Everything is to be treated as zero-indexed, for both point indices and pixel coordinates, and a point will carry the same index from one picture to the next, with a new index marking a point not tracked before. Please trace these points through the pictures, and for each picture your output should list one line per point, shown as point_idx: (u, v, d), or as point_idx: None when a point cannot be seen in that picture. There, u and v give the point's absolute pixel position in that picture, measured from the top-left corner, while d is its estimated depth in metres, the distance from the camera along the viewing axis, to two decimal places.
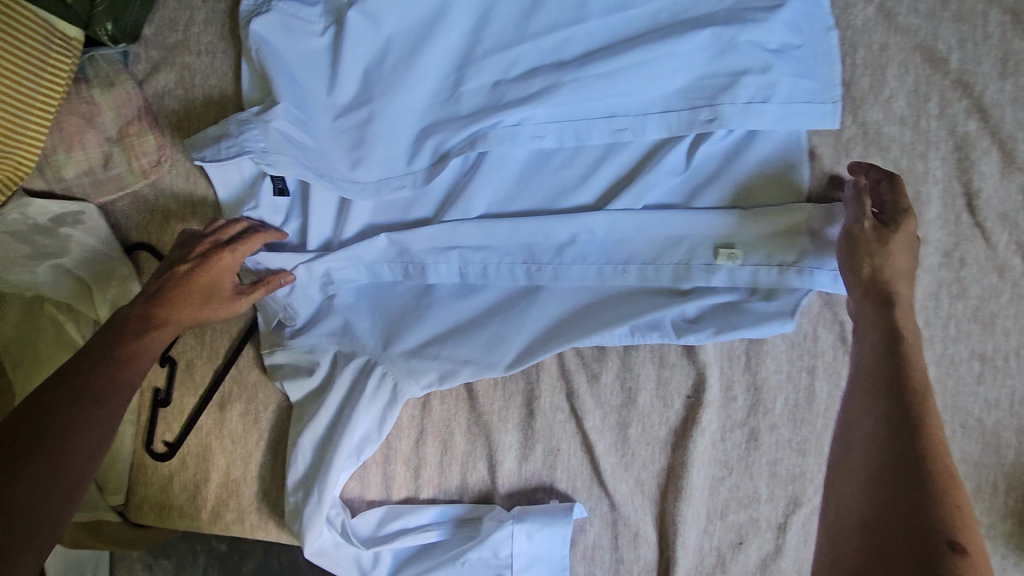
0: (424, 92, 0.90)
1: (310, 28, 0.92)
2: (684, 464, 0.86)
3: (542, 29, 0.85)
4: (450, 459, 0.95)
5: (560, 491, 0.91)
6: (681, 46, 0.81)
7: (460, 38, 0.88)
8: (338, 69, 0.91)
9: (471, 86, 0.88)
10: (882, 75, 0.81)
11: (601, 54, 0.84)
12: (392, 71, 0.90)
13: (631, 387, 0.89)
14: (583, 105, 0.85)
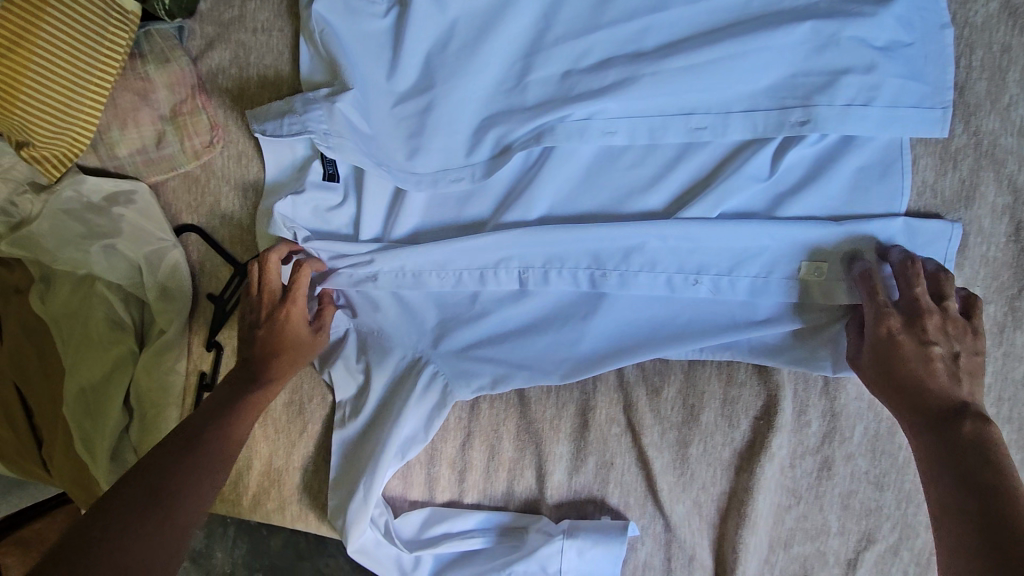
0: (488, 81, 0.85)
1: (372, 8, 0.87)
2: (749, 490, 0.81)
3: (620, 17, 0.79)
4: (498, 465, 0.91)
5: (611, 506, 0.87)
6: (777, 40, 0.74)
7: (529, 23, 0.82)
8: (399, 53, 0.86)
9: (538, 76, 0.83)
10: (1002, 79, 0.73)
11: (685, 46, 0.77)
12: (455, 56, 0.85)
13: (694, 405, 0.84)
14: (663, 101, 0.78)
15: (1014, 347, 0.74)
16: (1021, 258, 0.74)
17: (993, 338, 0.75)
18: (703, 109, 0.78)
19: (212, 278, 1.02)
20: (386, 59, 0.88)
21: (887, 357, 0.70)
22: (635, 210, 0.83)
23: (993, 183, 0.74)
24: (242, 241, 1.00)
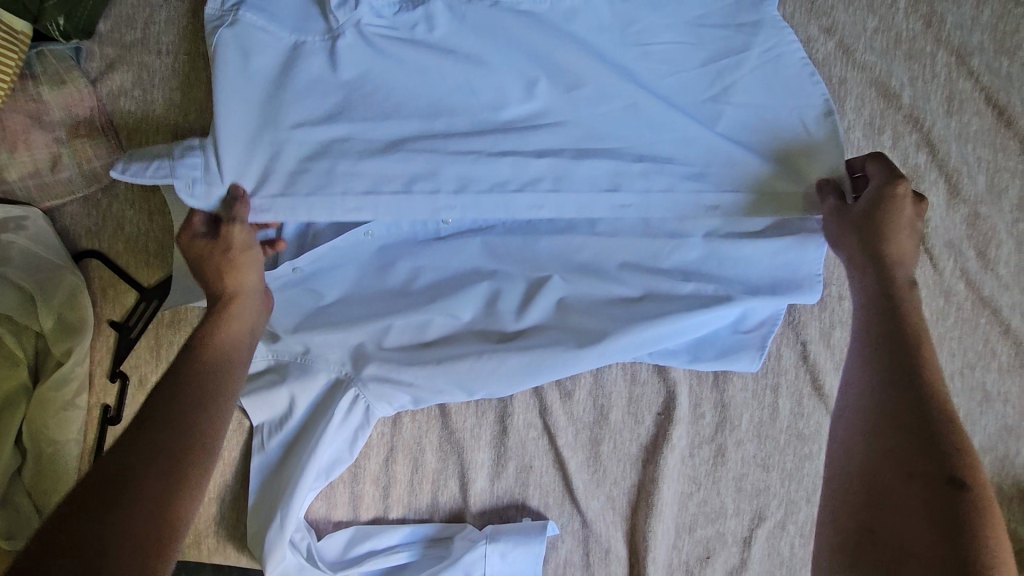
0: (407, 113, 0.83)
1: (285, 33, 0.81)
2: (654, 480, 0.88)
3: (535, 54, 0.83)
4: (422, 478, 0.93)
5: (532, 508, 0.91)
6: (669, 87, 0.84)
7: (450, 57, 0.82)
8: (316, 82, 0.82)
9: (457, 108, 0.84)
10: (841, 107, 0.86)
11: (594, 83, 0.83)
12: (374, 95, 0.83)
13: (603, 405, 0.90)
14: (568, 139, 0.84)
15: None
16: None
17: (848, 330, 0.86)
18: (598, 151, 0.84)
19: (114, 305, 0.98)
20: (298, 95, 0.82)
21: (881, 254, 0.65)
22: (546, 244, 0.88)
23: None
24: (147, 264, 0.97)
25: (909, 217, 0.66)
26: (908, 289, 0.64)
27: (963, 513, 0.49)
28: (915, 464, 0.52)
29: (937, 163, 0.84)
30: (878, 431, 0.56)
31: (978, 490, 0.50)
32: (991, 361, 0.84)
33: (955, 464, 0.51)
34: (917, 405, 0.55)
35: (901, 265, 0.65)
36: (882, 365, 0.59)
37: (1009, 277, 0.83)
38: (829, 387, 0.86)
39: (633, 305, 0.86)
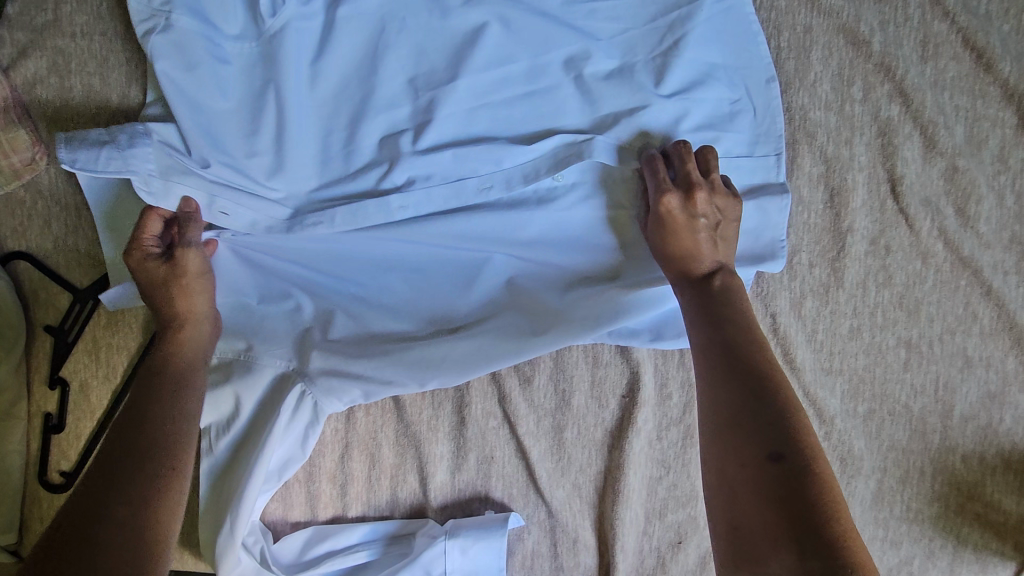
0: (349, 100, 0.84)
1: (226, 31, 0.81)
2: (621, 466, 0.84)
3: (467, 27, 0.82)
4: (380, 474, 0.88)
5: (496, 500, 0.87)
6: (609, 57, 0.80)
7: (389, 42, 0.83)
8: (263, 76, 0.82)
9: (398, 90, 0.84)
10: (807, 58, 0.79)
11: (534, 52, 0.81)
12: (308, 99, 0.84)
13: (565, 390, 0.85)
14: (503, 121, 0.83)
15: (839, 305, 0.81)
16: (838, 222, 0.80)
17: (821, 299, 0.81)
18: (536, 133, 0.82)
19: (48, 309, 0.92)
20: (240, 108, 0.83)
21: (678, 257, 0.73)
22: (489, 221, 0.83)
23: (808, 154, 0.80)
24: (78, 264, 0.91)
25: (685, 222, 0.73)
26: (700, 283, 0.71)
27: (788, 484, 0.55)
28: (748, 449, 0.58)
29: (912, 114, 0.77)
30: (718, 429, 0.61)
31: (795, 458, 0.56)
32: (972, 325, 0.79)
33: (778, 441, 0.57)
34: (745, 394, 0.61)
35: (674, 266, 0.73)
36: (714, 366, 0.65)
37: (991, 235, 0.78)
38: (801, 361, 0.81)
39: (590, 280, 0.82)
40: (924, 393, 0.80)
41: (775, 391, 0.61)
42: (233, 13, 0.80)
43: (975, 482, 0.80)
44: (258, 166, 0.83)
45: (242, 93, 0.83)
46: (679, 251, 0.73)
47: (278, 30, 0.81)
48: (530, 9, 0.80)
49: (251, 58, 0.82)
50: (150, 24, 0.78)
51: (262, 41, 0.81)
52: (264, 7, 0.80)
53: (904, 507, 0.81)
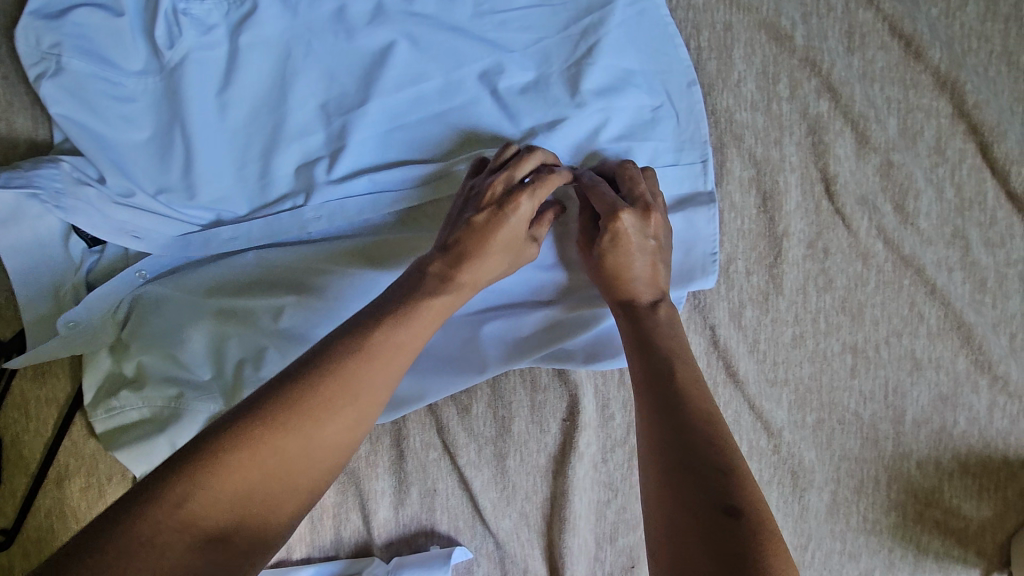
0: (261, 127, 0.81)
1: (124, 67, 0.78)
2: (566, 492, 0.81)
3: (374, 45, 0.78)
4: (322, 514, 0.85)
5: (442, 534, 0.84)
6: (523, 69, 0.77)
7: (295, 66, 0.79)
8: (168, 109, 0.79)
9: (308, 113, 0.80)
10: (729, 57, 0.76)
11: (447, 68, 0.78)
12: (216, 129, 0.80)
13: (504, 417, 0.82)
14: (420, 142, 0.79)
15: (780, 313, 0.77)
16: (773, 226, 0.76)
17: (760, 307, 0.77)
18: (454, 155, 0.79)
19: None
20: (147, 144, 0.79)
21: (614, 277, 0.68)
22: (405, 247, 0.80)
23: (737, 158, 0.76)
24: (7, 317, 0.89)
25: (637, 245, 0.67)
26: (648, 308, 0.67)
27: (743, 543, 0.48)
28: (698, 505, 0.51)
29: (841, 109, 0.74)
30: (664, 480, 0.55)
31: (749, 513, 0.50)
32: (919, 326, 0.75)
33: (732, 493, 0.51)
34: (693, 438, 0.55)
35: (617, 292, 0.68)
36: (654, 406, 0.59)
37: (932, 231, 0.74)
38: (744, 372, 0.78)
39: (523, 303, 0.78)
40: (874, 398, 0.77)
41: (721, 436, 0.56)
42: (129, 48, 0.78)
43: (932, 488, 0.77)
44: (170, 202, 0.80)
45: (149, 130, 0.79)
46: (624, 273, 0.67)
47: (178, 62, 0.78)
48: (436, 23, 0.77)
49: (153, 93, 0.79)
50: (42, 67, 0.76)
51: (162, 74, 0.79)
52: (161, 40, 0.77)
53: (860, 518, 0.78)
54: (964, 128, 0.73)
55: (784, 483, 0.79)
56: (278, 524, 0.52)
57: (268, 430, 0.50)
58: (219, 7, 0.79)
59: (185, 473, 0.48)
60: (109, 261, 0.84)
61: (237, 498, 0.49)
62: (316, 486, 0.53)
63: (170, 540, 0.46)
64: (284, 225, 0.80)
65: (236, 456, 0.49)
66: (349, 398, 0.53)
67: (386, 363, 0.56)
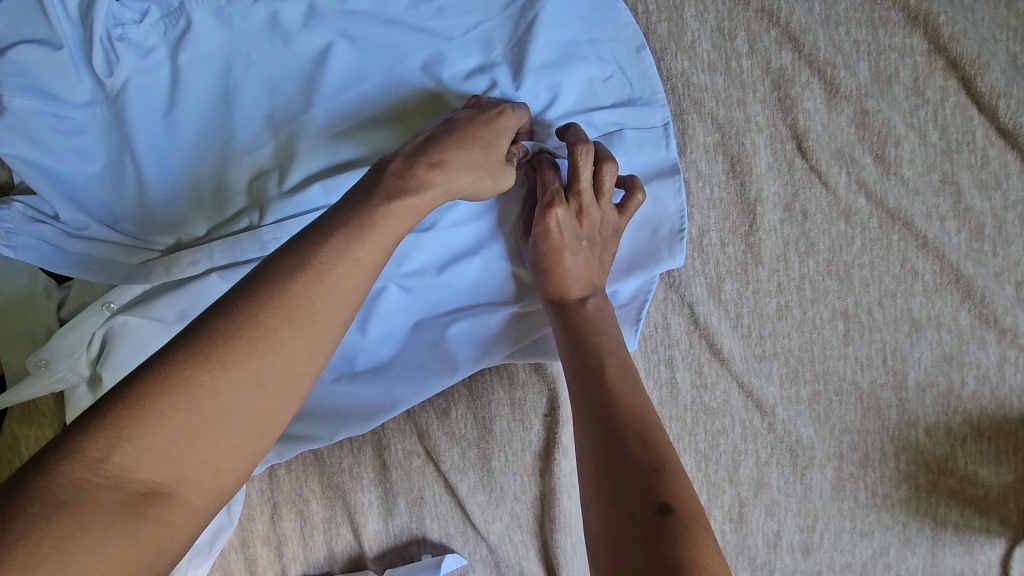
0: (209, 144, 0.75)
1: (66, 97, 0.73)
2: (554, 490, 0.78)
3: (311, 46, 0.74)
4: (312, 530, 0.83)
5: (435, 542, 0.82)
6: (468, 54, 0.73)
7: (236, 76, 0.74)
8: (117, 136, 0.74)
9: (255, 124, 0.75)
10: (680, 17, 0.71)
11: (390, 61, 0.74)
12: (168, 150, 0.75)
13: (485, 417, 0.80)
14: (372, 142, 0.74)
15: (761, 283, 0.72)
16: (745, 192, 0.72)
17: (740, 279, 0.73)
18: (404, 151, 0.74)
19: None
20: (102, 176, 0.75)
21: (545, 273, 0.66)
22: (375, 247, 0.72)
23: (699, 124, 0.72)
24: None
25: (568, 239, 0.65)
26: (580, 305, 0.66)
27: (666, 540, 0.49)
28: (625, 501, 0.53)
29: (806, 59, 0.69)
30: (595, 478, 0.56)
31: (678, 509, 0.51)
32: (914, 283, 0.70)
33: (661, 491, 0.52)
34: (623, 443, 0.57)
35: (550, 286, 0.66)
36: (586, 407, 0.61)
37: (917, 179, 0.69)
38: (729, 350, 0.73)
39: (494, 298, 0.74)
40: (872, 364, 0.71)
41: (652, 434, 0.57)
42: (72, 80, 0.72)
43: (945, 456, 0.71)
44: (131, 231, 0.76)
45: (101, 161, 0.75)
46: (554, 271, 0.66)
47: (121, 88, 0.73)
48: (372, 18, 0.73)
49: (103, 123, 0.74)
50: None
51: (109, 103, 0.74)
52: (99, 67, 0.72)
53: (869, 494, 0.73)
54: (943, 64, 0.68)
55: (784, 463, 0.74)
56: (234, 480, 0.42)
57: (203, 366, 0.40)
58: (156, 27, 0.73)
59: (106, 424, 0.38)
60: (77, 294, 0.78)
61: (175, 448, 0.39)
62: (275, 428, 0.43)
63: (103, 502, 0.36)
64: (244, 246, 0.73)
65: (166, 399, 0.39)
66: (299, 318, 0.44)
67: (342, 279, 0.46)
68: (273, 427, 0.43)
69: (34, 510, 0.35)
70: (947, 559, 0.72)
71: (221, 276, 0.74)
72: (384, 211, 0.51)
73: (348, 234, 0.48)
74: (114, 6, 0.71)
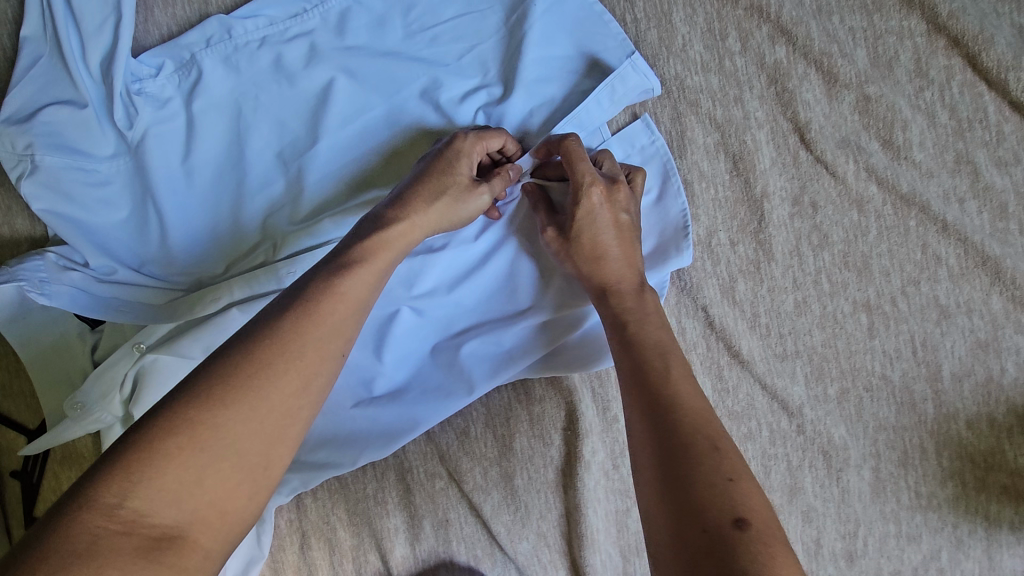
0: (225, 184, 0.78)
1: (92, 151, 0.77)
2: (580, 506, 0.77)
3: (314, 83, 0.76)
4: (341, 559, 0.83)
5: (463, 565, 0.80)
6: (463, 77, 0.74)
7: (243, 118, 0.77)
8: (140, 184, 0.78)
9: (263, 161, 0.77)
10: (669, 23, 0.72)
11: (388, 91, 0.76)
12: (185, 194, 0.78)
13: (504, 435, 0.79)
14: (378, 172, 0.77)
15: (776, 281, 0.70)
16: (750, 190, 0.70)
17: (753, 278, 0.71)
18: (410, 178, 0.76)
19: (11, 454, 0.90)
20: (126, 223, 0.78)
21: (588, 268, 0.66)
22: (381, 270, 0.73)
23: (697, 125, 0.71)
24: (27, 405, 0.88)
25: (608, 219, 0.65)
26: (634, 296, 0.64)
27: (743, 553, 0.45)
28: (693, 511, 0.48)
29: (800, 51, 0.69)
30: (657, 486, 0.52)
31: (752, 519, 0.47)
32: (938, 269, 0.67)
33: (735, 501, 0.48)
34: (685, 437, 0.53)
35: (593, 278, 0.66)
36: (644, 407, 0.56)
37: (930, 162, 0.67)
38: (749, 352, 0.71)
39: (504, 311, 0.74)
40: (902, 357, 0.68)
41: (721, 441, 0.53)
42: (97, 135, 0.76)
43: (992, 450, 0.67)
44: (156, 273, 0.79)
45: (127, 208, 0.78)
46: (597, 262, 0.66)
47: (141, 139, 0.77)
48: (370, 52, 0.76)
49: (127, 173, 0.78)
50: (19, 169, 0.75)
51: (131, 153, 0.77)
52: (120, 121, 0.75)
53: (913, 494, 0.69)
54: (944, 43, 0.66)
55: (818, 467, 0.70)
56: (241, 514, 0.43)
57: (206, 407, 0.42)
58: (171, 80, 0.78)
59: (114, 471, 0.40)
60: (110, 336, 0.82)
61: (182, 489, 0.40)
62: (277, 462, 0.45)
63: (118, 547, 0.38)
64: (261, 282, 0.75)
65: (172, 441, 0.41)
66: (294, 352, 0.46)
67: (331, 315, 0.49)
68: (275, 462, 0.45)
69: (55, 559, 0.36)
70: (1005, 561, 0.68)
71: (240, 309, 0.75)
72: (369, 256, 0.54)
73: (337, 273, 0.52)
74: (131, 63, 0.76)
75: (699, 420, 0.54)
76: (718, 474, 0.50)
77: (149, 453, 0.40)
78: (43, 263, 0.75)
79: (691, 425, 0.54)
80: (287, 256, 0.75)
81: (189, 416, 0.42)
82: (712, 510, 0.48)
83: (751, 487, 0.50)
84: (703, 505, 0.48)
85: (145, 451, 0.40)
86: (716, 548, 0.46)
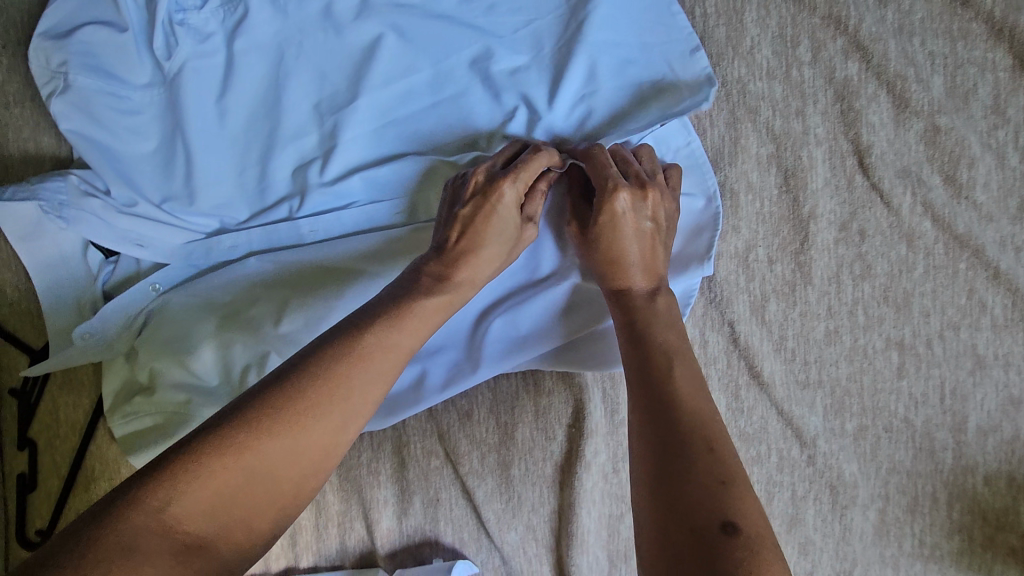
0: (256, 131, 0.76)
1: (127, 78, 0.74)
2: (572, 505, 0.76)
3: (361, 38, 0.73)
4: (327, 522, 0.82)
5: (447, 546, 0.80)
6: (515, 51, 0.71)
7: (283, 66, 0.74)
8: (172, 118, 0.75)
9: (298, 112, 0.75)
10: (739, 22, 0.68)
11: (436, 56, 0.73)
12: (213, 134, 0.75)
13: (507, 424, 0.77)
14: (414, 139, 0.74)
15: (810, 305, 0.68)
16: (798, 208, 0.68)
17: (786, 300, 0.68)
18: (445, 148, 0.74)
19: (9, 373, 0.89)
20: (153, 156, 0.76)
21: (604, 266, 0.63)
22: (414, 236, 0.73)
23: (753, 133, 0.68)
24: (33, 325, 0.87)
25: (631, 226, 0.62)
26: (647, 298, 0.62)
27: (728, 561, 0.44)
28: (679, 512, 0.48)
29: (874, 70, 0.66)
30: (647, 481, 0.51)
31: (741, 524, 0.46)
32: (981, 317, 0.65)
33: (725, 505, 0.47)
34: (678, 437, 0.52)
35: (611, 278, 0.63)
36: (642, 403, 0.55)
37: (992, 205, 0.64)
38: (770, 374, 0.69)
39: (525, 293, 0.72)
40: (927, 402, 0.66)
41: (718, 444, 0.51)
42: (134, 62, 0.74)
43: (1006, 509, 0.65)
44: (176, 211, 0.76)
45: (154, 140, 0.76)
46: (614, 259, 0.63)
47: (178, 72, 0.74)
48: (424, 13, 0.72)
49: (160, 105, 0.75)
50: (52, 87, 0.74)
51: (166, 85, 0.75)
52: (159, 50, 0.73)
53: (917, 542, 0.67)
54: None
55: (823, 500, 0.69)
56: (267, 535, 0.47)
57: (254, 432, 0.46)
58: (216, 14, 0.74)
59: (163, 475, 0.43)
60: (122, 273, 0.80)
61: (218, 504, 0.44)
62: (306, 491, 0.48)
63: (155, 547, 0.41)
64: (281, 236, 0.76)
65: (218, 460, 0.44)
66: (340, 393, 0.49)
67: (381, 359, 0.52)
68: (304, 492, 0.48)
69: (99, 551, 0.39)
70: None
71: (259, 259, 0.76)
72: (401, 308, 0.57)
73: (389, 323, 0.55)
74: None
75: (699, 418, 0.53)
76: (710, 476, 0.49)
77: (196, 466, 0.44)
78: (65, 185, 0.73)
79: (687, 423, 0.52)
80: (311, 214, 0.75)
81: (240, 439, 0.45)
82: (700, 514, 0.47)
83: (745, 491, 0.48)
84: (691, 508, 0.48)
85: (196, 465, 0.44)
86: (700, 553, 0.46)
